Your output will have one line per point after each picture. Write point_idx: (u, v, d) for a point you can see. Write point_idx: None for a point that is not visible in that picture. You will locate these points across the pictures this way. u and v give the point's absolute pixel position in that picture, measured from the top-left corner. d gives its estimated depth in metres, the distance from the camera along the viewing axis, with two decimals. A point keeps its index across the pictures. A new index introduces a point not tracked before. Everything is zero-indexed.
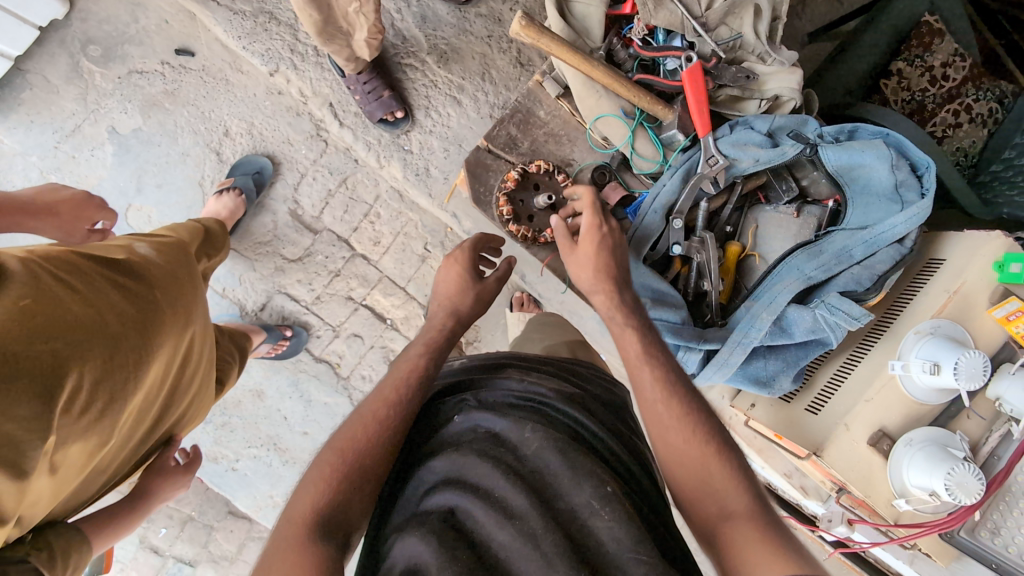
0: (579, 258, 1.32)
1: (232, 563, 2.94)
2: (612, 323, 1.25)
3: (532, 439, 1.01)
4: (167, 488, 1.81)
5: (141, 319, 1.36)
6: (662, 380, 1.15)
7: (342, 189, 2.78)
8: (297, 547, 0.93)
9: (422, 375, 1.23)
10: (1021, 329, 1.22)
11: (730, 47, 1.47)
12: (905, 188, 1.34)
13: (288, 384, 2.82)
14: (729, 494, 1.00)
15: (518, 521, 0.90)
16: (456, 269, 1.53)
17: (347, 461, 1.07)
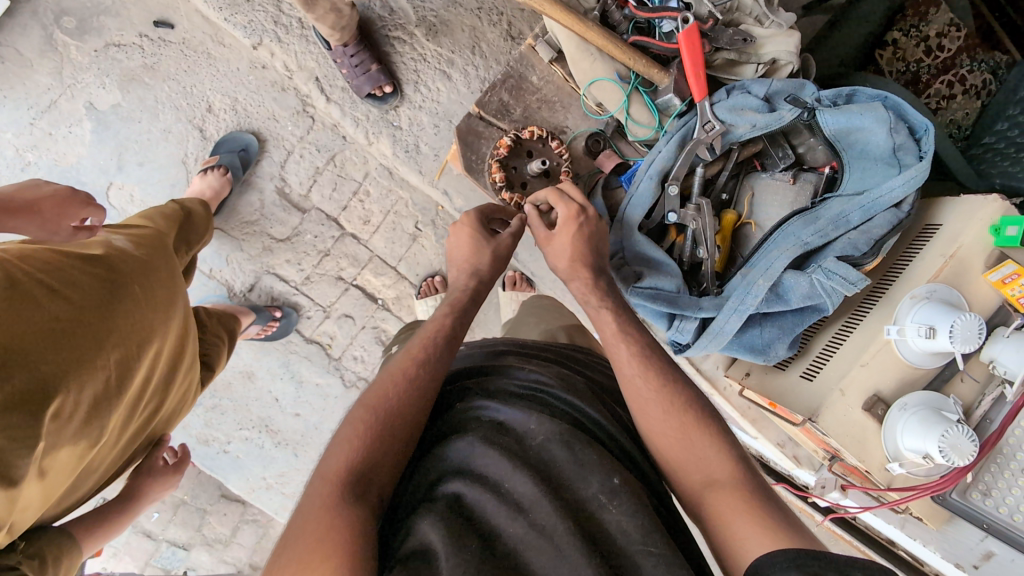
0: (555, 249, 1.31)
1: (227, 546, 2.94)
2: (588, 307, 1.28)
3: (538, 433, 1.03)
4: (156, 489, 1.81)
5: (124, 318, 1.31)
6: (641, 356, 1.17)
7: (330, 167, 2.72)
8: (329, 505, 0.91)
9: (448, 334, 1.21)
10: (1016, 291, 1.21)
11: (726, 9, 1.44)
12: (903, 151, 1.33)
13: (278, 366, 2.78)
14: (712, 457, 1.05)
15: (526, 515, 0.92)
16: (464, 231, 1.37)
17: (377, 419, 1.05)
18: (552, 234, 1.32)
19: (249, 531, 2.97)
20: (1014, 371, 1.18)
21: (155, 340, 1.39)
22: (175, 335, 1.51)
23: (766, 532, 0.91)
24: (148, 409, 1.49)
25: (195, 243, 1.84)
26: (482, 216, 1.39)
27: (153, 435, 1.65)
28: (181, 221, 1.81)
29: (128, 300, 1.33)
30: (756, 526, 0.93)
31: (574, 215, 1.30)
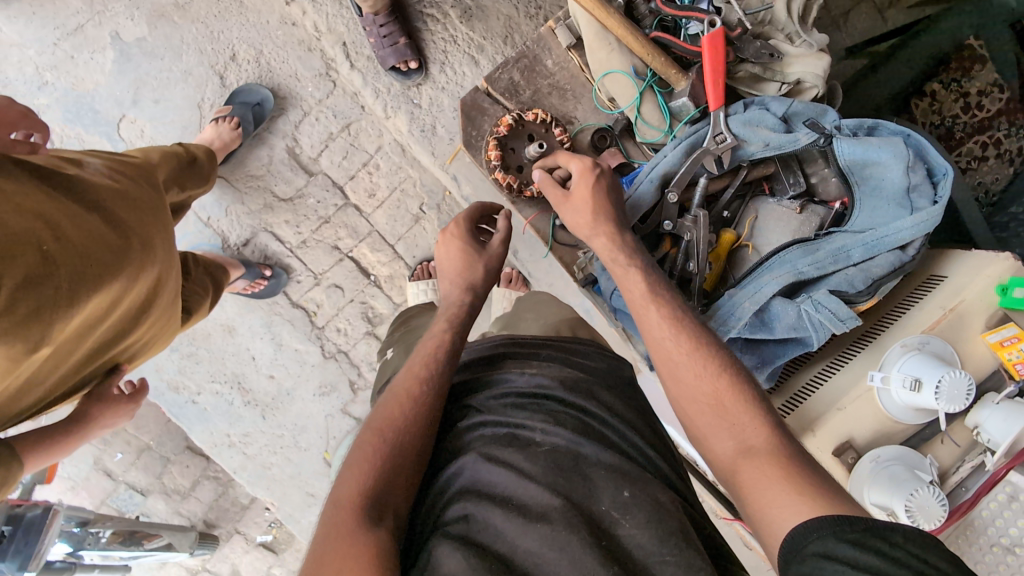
0: (573, 206, 1.29)
1: (184, 499, 2.88)
2: (615, 264, 1.23)
3: (544, 442, 1.00)
4: (107, 416, 1.67)
5: (79, 237, 1.25)
6: (673, 318, 1.15)
7: (343, 134, 2.69)
8: (348, 532, 0.87)
9: (450, 348, 1.17)
10: (1013, 356, 1.14)
11: (757, 20, 1.40)
12: (918, 193, 1.27)
13: (260, 325, 2.73)
14: (747, 423, 1.03)
15: (543, 525, 0.88)
16: (455, 243, 1.39)
17: (385, 441, 1.01)
18: (567, 194, 1.31)
19: (207, 487, 2.90)
20: (999, 440, 1.12)
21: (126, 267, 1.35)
22: (156, 271, 1.46)
23: (800, 496, 0.90)
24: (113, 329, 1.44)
25: (195, 187, 1.82)
26: (471, 226, 1.42)
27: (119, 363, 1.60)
28: (183, 164, 1.78)
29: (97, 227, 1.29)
30: (795, 494, 0.91)
31: (588, 169, 1.30)
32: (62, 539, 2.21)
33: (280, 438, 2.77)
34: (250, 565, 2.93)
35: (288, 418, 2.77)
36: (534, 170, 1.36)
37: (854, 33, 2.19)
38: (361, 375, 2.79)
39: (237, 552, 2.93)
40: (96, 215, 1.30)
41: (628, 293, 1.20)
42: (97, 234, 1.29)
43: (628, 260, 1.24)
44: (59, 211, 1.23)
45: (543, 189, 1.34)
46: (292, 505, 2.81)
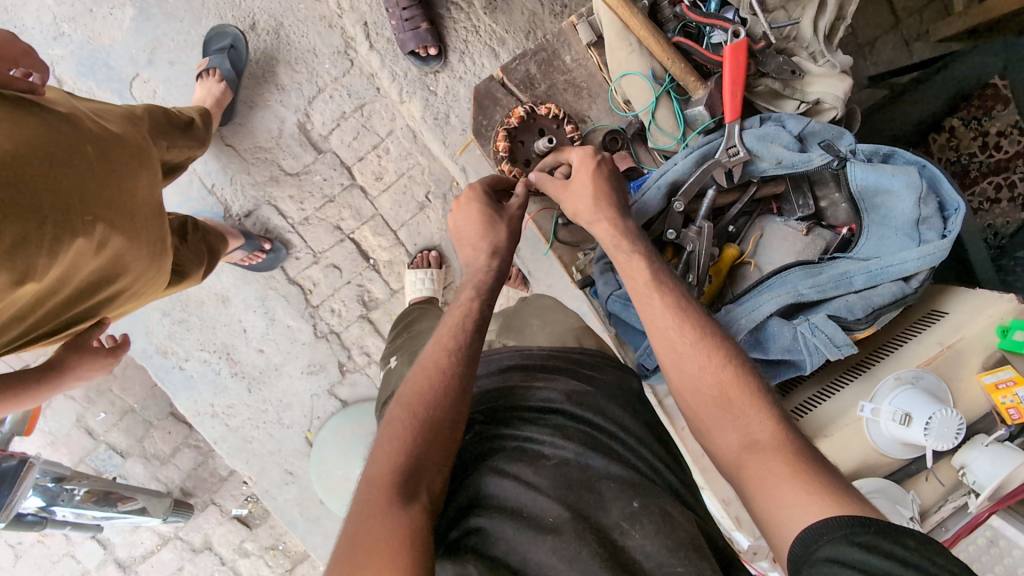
0: (573, 193, 1.26)
1: (163, 465, 2.86)
2: (619, 250, 1.19)
3: (552, 456, 1.01)
4: (83, 367, 1.55)
5: (66, 171, 1.24)
6: (677, 308, 1.11)
7: (356, 114, 2.67)
8: (382, 512, 0.88)
9: (477, 319, 1.16)
10: (1007, 400, 1.12)
11: (782, 34, 1.38)
12: (927, 225, 1.23)
13: (255, 298, 2.71)
14: (752, 416, 1.00)
15: (554, 537, 0.90)
16: (474, 207, 1.30)
17: (417, 417, 1.01)
18: (567, 183, 1.27)
19: (187, 455, 2.88)
20: (984, 482, 1.10)
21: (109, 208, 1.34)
22: (142, 216, 1.45)
23: (810, 495, 0.89)
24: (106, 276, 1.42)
25: (190, 149, 1.81)
26: (489, 188, 1.33)
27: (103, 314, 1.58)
28: (179, 126, 1.79)
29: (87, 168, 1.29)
30: (805, 495, 0.89)
31: (590, 155, 1.26)
32: (35, 492, 2.20)
33: (264, 413, 2.75)
34: (222, 538, 2.89)
35: (274, 393, 2.75)
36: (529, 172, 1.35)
37: (877, 64, 2.20)
38: (351, 357, 2.76)
39: (210, 523, 2.88)
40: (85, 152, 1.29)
41: (631, 280, 1.16)
42: (84, 170, 1.28)
43: (631, 247, 1.19)
44: (48, 144, 1.22)
45: (539, 183, 1.32)
46: (269, 481, 2.77)
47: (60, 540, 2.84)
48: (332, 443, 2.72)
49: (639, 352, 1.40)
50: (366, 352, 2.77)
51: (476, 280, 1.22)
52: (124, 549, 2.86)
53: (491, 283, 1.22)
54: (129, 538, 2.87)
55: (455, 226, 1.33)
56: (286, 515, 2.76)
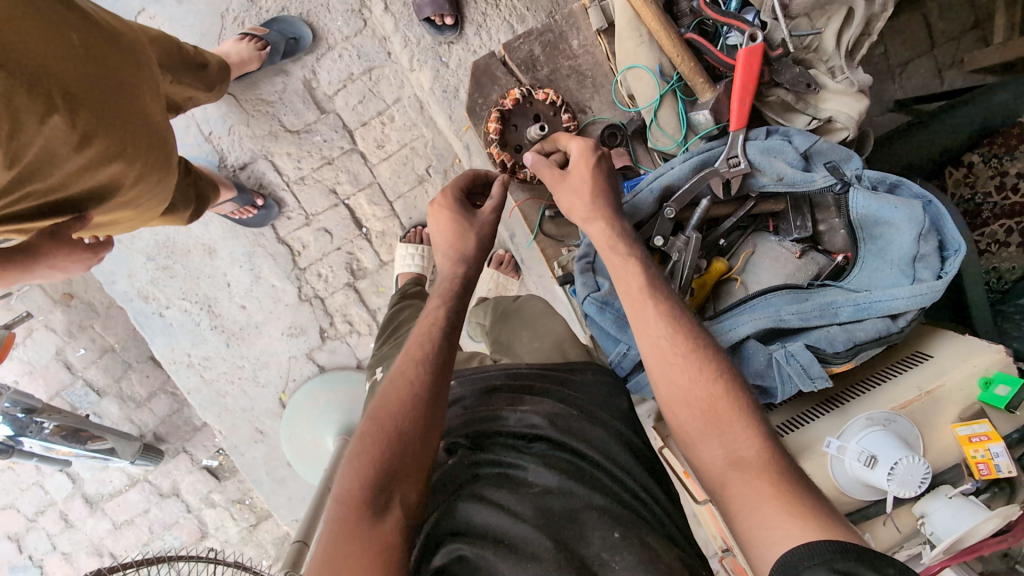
0: (571, 186, 1.20)
1: (139, 408, 2.71)
2: (613, 252, 1.14)
3: (537, 483, 0.99)
4: (56, 258, 1.33)
5: (49, 58, 1.12)
6: (671, 315, 1.06)
7: (364, 78, 2.57)
8: (353, 531, 0.86)
9: (446, 327, 1.11)
10: (978, 454, 1.08)
11: (803, 45, 1.32)
12: (924, 263, 1.16)
13: (242, 253, 2.59)
14: (737, 433, 0.96)
15: (534, 565, 0.88)
16: (443, 216, 1.25)
17: (385, 430, 0.97)
18: (565, 174, 1.22)
19: (163, 401, 2.74)
20: (941, 535, 1.06)
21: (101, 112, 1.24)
22: (138, 120, 1.33)
23: (791, 515, 0.85)
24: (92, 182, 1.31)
25: (196, 89, 1.73)
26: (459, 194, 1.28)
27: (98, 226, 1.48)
28: (189, 64, 1.70)
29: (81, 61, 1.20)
30: (787, 515, 0.85)
31: (589, 148, 1.21)
32: (3, 420, 2.07)
33: (239, 369, 2.63)
34: (189, 487, 2.76)
35: (252, 351, 2.63)
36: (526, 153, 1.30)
37: (905, 88, 2.11)
38: (333, 324, 2.67)
39: (180, 471, 2.75)
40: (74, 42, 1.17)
41: (625, 284, 1.11)
42: (71, 60, 1.16)
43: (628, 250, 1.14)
44: (35, 27, 1.10)
45: (537, 169, 1.26)
46: (238, 438, 2.66)
47: (31, 469, 2.71)
48: (304, 408, 2.59)
49: (612, 357, 1.33)
50: (349, 321, 2.67)
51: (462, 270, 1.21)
52: (92, 485, 2.72)
53: (457, 291, 1.19)
54: (99, 475, 2.73)
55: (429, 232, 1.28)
56: (252, 473, 2.67)
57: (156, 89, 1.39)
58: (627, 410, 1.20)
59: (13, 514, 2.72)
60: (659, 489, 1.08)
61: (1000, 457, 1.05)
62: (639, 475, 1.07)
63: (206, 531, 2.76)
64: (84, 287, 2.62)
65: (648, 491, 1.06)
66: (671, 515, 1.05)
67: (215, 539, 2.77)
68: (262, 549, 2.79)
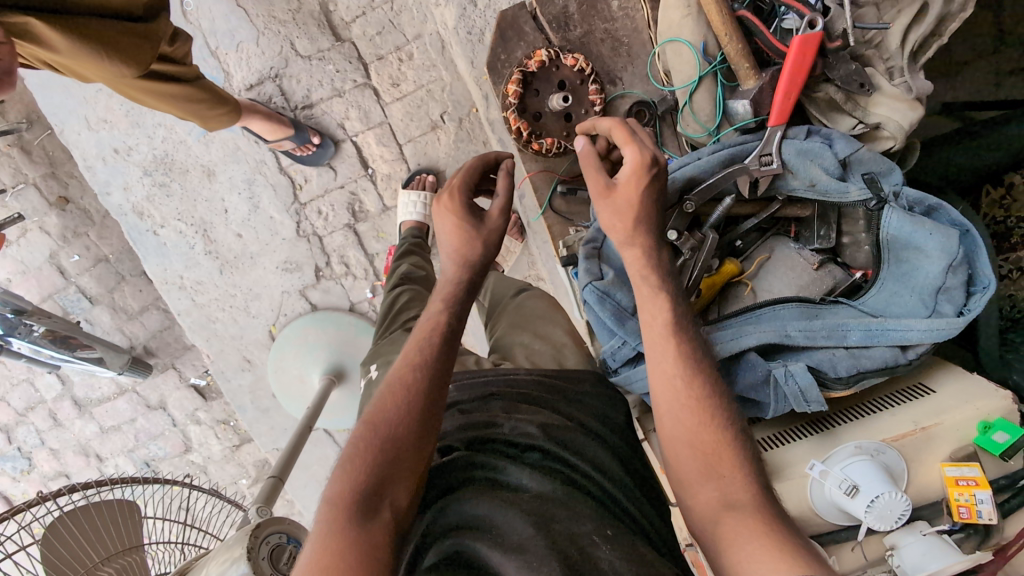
0: (613, 205, 1.06)
1: (130, 320, 2.62)
2: (641, 284, 1.06)
3: (530, 486, 0.96)
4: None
5: None
6: (687, 356, 1.01)
7: (385, 7, 2.34)
8: (337, 534, 0.84)
9: (451, 328, 1.08)
10: (962, 498, 1.05)
11: (864, 37, 1.19)
12: (946, 296, 1.11)
13: (242, 179, 2.42)
14: (735, 477, 0.93)
15: (519, 553, 0.83)
16: (449, 221, 1.16)
17: (377, 435, 0.94)
18: (612, 188, 1.07)
19: (155, 316, 2.64)
20: (908, 571, 1.03)
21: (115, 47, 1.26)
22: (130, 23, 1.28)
23: (780, 559, 0.82)
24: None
25: None
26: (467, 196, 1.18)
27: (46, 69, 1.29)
28: None
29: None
30: (776, 555, 0.83)
31: (643, 167, 1.04)
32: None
33: (232, 297, 2.51)
34: (177, 402, 2.75)
35: (245, 281, 2.51)
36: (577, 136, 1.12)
37: (959, 91, 1.94)
38: (329, 264, 2.53)
39: (168, 386, 2.73)
40: None
41: (649, 320, 1.04)
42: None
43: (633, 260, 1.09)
44: None
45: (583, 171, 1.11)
46: (226, 364, 2.57)
47: (22, 366, 2.69)
48: (293, 343, 2.50)
49: (606, 348, 1.29)
50: (345, 263, 2.54)
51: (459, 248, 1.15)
52: (81, 389, 2.72)
53: (467, 270, 1.15)
54: (88, 379, 2.72)
55: (437, 233, 1.18)
56: (235, 399, 2.60)
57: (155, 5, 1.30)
58: (618, 423, 1.19)
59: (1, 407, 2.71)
60: (638, 492, 1.06)
61: (984, 503, 1.03)
62: (617, 473, 1.06)
63: (190, 446, 2.81)
64: (80, 193, 2.46)
65: (621, 486, 1.04)
66: (651, 522, 1.03)
67: (198, 454, 2.82)
68: (242, 469, 2.86)
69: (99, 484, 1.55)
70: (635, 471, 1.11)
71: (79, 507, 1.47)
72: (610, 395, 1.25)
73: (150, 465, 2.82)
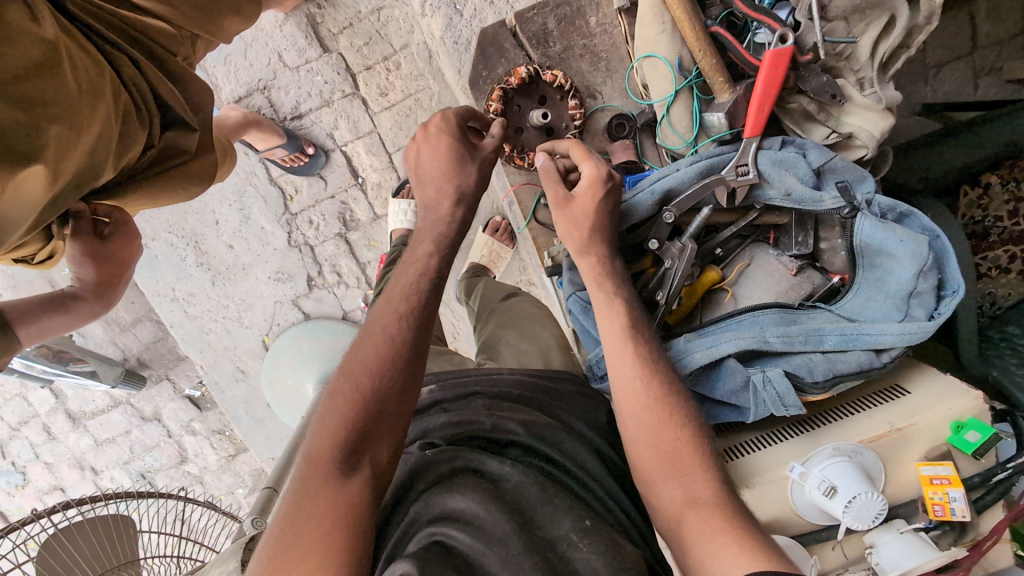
0: (570, 215, 1.15)
1: (122, 332, 2.62)
2: (599, 289, 1.13)
3: (512, 476, 0.97)
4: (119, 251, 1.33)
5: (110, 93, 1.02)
6: (649, 359, 1.07)
7: (372, 18, 2.35)
8: (321, 488, 0.87)
9: (433, 278, 1.11)
10: (936, 496, 1.09)
11: (835, 50, 1.24)
12: (918, 300, 1.14)
13: (233, 191, 2.44)
14: (696, 474, 0.97)
15: (500, 548, 0.84)
16: (443, 148, 1.18)
17: (358, 389, 0.97)
18: (569, 198, 1.15)
19: (148, 327, 2.64)
20: (886, 567, 1.07)
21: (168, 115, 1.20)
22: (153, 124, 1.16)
23: (740, 550, 0.86)
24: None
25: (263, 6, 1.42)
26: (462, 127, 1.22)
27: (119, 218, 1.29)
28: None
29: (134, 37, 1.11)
30: (735, 546, 0.87)
31: (599, 180, 1.14)
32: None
33: (224, 307, 2.52)
34: (171, 413, 2.75)
35: (238, 291, 2.52)
36: (538, 152, 1.22)
37: (936, 92, 1.97)
38: (322, 273, 2.55)
39: (162, 397, 2.73)
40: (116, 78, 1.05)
41: (607, 323, 1.10)
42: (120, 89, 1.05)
43: (607, 273, 1.14)
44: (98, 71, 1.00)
45: (545, 178, 1.19)
46: (219, 374, 2.57)
47: (14, 380, 2.69)
48: (287, 353, 2.52)
49: (590, 357, 1.31)
50: (337, 272, 2.55)
51: (437, 232, 1.15)
52: (75, 402, 2.72)
53: None
54: (81, 392, 2.71)
55: (420, 164, 1.20)
56: (230, 409, 2.61)
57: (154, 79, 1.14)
58: (603, 424, 1.22)
59: None
60: (621, 492, 1.09)
61: (957, 501, 1.07)
62: (600, 474, 1.08)
63: (186, 456, 2.81)
64: None
65: (603, 484, 1.07)
66: (630, 515, 1.06)
67: (194, 464, 2.82)
68: (239, 478, 2.86)
69: (94, 499, 1.55)
70: (618, 475, 1.13)
71: (74, 525, 1.49)
72: (594, 399, 1.28)
73: (145, 476, 2.82)
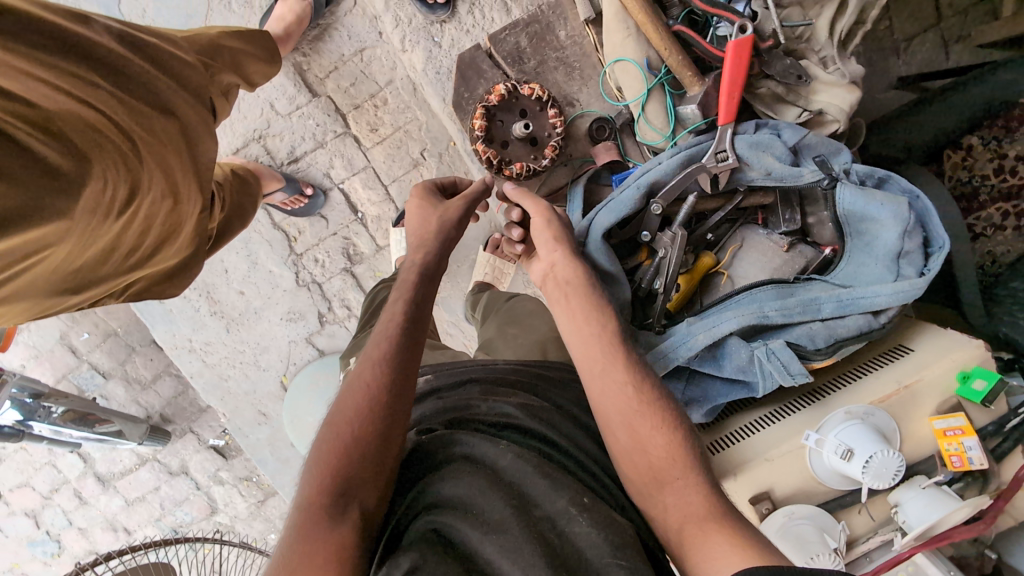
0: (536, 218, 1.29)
1: (143, 390, 2.68)
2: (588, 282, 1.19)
3: (505, 451, 1.00)
4: None
5: (151, 127, 1.13)
6: (636, 363, 1.09)
7: (355, 59, 2.44)
8: (310, 535, 0.85)
9: (405, 322, 1.10)
10: (952, 447, 1.11)
11: (794, 34, 1.31)
12: (907, 260, 1.18)
13: (239, 240, 2.52)
14: (686, 479, 0.96)
15: (499, 534, 0.86)
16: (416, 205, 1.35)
17: (341, 436, 0.96)
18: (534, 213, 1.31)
19: (168, 382, 2.70)
20: (912, 524, 1.09)
21: (190, 204, 1.31)
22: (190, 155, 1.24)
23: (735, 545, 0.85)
24: (26, 143, 0.93)
25: (262, 60, 1.53)
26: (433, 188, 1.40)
27: (146, 249, 1.25)
28: (244, 39, 1.49)
29: (202, 125, 1.27)
30: (729, 544, 0.86)
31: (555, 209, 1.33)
32: (12, 406, 2.07)
33: (240, 353, 2.58)
34: (198, 465, 2.79)
35: (252, 335, 2.58)
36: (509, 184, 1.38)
37: (909, 64, 2.02)
38: (331, 309, 2.60)
39: (188, 449, 2.77)
40: (160, 117, 1.15)
41: (602, 324, 1.14)
42: (165, 123, 1.16)
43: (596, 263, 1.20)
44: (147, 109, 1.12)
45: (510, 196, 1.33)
46: (242, 420, 2.62)
47: (44, 449, 2.75)
48: (305, 391, 2.57)
49: None
50: (346, 306, 2.61)
51: (422, 263, 1.22)
52: (103, 465, 2.76)
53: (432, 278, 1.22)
54: (108, 454, 2.77)
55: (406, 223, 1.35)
56: (255, 453, 2.64)
57: (201, 122, 1.26)
58: None
59: (28, 492, 2.77)
60: None
61: (972, 450, 1.08)
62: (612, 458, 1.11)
63: (216, 507, 2.83)
64: None
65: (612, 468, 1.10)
66: None
67: (224, 514, 2.84)
68: (270, 523, 2.87)
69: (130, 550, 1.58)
70: None
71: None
72: None
73: (178, 531, 2.84)
